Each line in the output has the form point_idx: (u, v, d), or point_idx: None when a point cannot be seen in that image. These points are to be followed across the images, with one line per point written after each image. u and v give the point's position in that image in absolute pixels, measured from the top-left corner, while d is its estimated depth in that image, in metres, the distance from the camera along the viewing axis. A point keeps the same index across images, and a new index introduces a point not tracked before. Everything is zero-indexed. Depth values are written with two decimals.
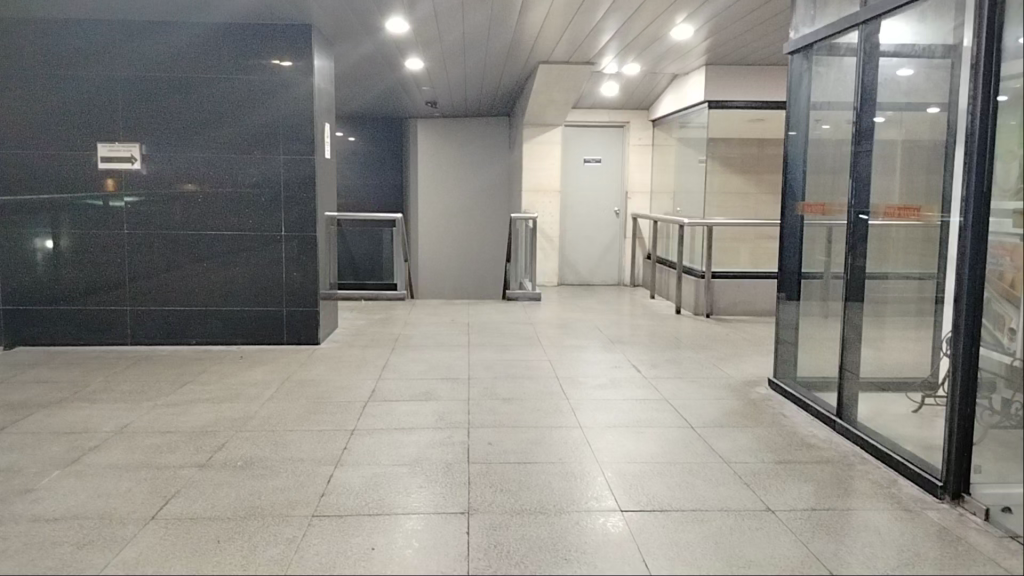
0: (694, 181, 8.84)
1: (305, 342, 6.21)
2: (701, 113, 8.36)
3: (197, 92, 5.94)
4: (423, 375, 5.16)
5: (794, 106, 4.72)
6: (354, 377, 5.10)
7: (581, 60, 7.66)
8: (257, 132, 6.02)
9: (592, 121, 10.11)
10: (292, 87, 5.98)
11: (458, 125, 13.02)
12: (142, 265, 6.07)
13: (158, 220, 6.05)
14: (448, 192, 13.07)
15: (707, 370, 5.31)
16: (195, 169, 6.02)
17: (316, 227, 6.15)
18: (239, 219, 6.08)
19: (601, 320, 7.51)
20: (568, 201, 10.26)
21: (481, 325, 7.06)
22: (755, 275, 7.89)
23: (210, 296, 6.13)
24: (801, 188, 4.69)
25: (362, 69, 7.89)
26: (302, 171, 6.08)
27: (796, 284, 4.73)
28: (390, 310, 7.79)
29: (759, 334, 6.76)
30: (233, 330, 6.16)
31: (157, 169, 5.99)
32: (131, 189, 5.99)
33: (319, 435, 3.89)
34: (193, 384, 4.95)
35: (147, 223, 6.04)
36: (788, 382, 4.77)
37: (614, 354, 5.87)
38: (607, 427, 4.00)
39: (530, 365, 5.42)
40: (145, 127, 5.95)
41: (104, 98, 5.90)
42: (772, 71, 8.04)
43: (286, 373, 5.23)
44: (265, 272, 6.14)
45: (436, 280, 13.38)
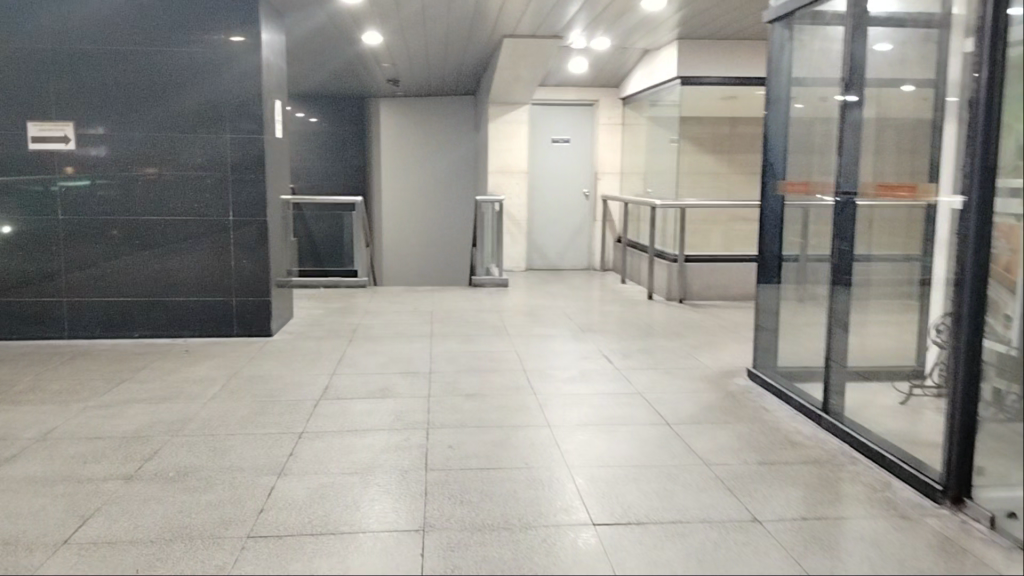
0: (665, 161, 8.57)
1: (258, 334, 5.83)
2: (673, 90, 8.07)
3: (137, 67, 5.52)
4: (382, 369, 4.84)
5: (776, 80, 4.41)
6: (306, 373, 4.75)
7: (548, 33, 7.32)
8: (202, 109, 5.62)
9: (560, 99, 9.79)
10: (238, 60, 5.58)
11: (421, 104, 12.63)
12: (81, 253, 5.64)
13: (97, 205, 5.62)
14: (413, 174, 12.70)
15: (682, 361, 5.04)
16: (142, 150, 5.61)
17: (267, 211, 5.76)
18: (183, 203, 5.68)
19: (571, 307, 7.22)
20: (536, 183, 9.94)
21: (444, 314, 6.73)
22: (729, 259, 7.64)
23: (153, 286, 5.72)
24: (782, 167, 4.42)
25: (317, 44, 7.49)
26: (250, 150, 5.68)
27: (778, 269, 4.46)
28: (349, 298, 7.44)
29: (733, 320, 6.52)
30: (179, 322, 5.76)
31: (93, 150, 5.55)
32: (76, 171, 5.57)
33: (263, 440, 3.55)
34: (131, 382, 4.56)
35: (85, 208, 5.61)
36: (767, 372, 4.51)
37: (584, 343, 5.58)
38: (577, 426, 3.71)
39: (495, 357, 5.12)
40: (80, 104, 5.51)
41: (34, 73, 5.45)
42: (745, 45, 7.76)
43: (234, 369, 4.86)
44: (213, 260, 5.75)
45: (402, 264, 13.04)
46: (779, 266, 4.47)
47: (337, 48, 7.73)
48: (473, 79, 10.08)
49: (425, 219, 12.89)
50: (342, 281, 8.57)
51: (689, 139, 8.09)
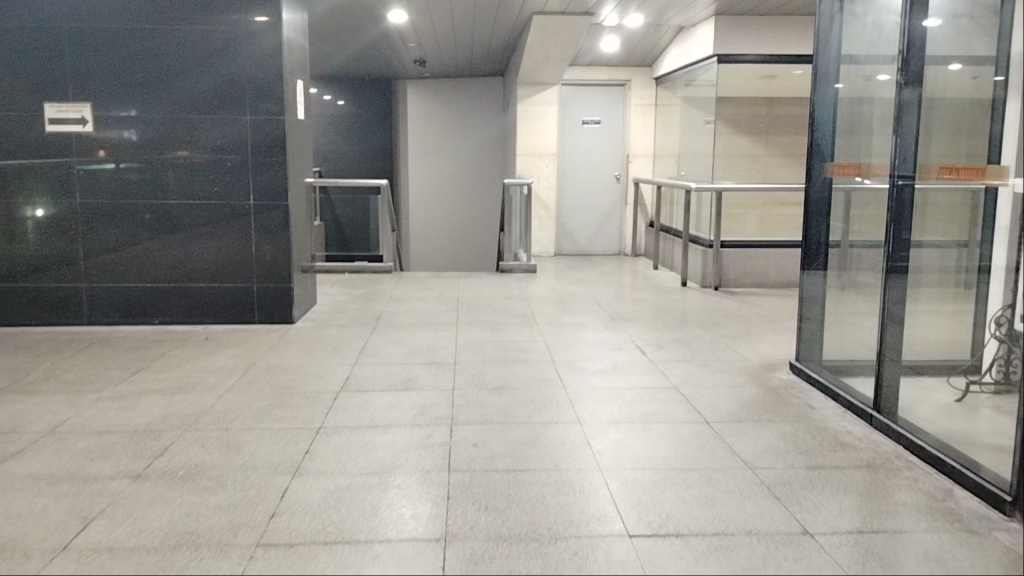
0: (700, 143, 8.28)
1: (279, 321, 5.67)
2: (709, 68, 7.76)
3: (160, 46, 5.36)
4: (405, 359, 4.65)
5: (824, 55, 4.13)
6: (327, 363, 4.58)
7: (580, 10, 7.05)
8: (222, 89, 5.44)
9: (591, 79, 9.51)
10: (258, 38, 5.39)
11: (448, 85, 12.38)
12: (102, 238, 5.51)
13: (119, 188, 5.47)
14: (441, 157, 12.49)
15: (720, 353, 4.79)
16: (178, 132, 5.46)
17: (289, 195, 5.59)
18: (203, 186, 5.52)
19: (602, 294, 6.98)
20: (565, 166, 9.68)
21: (471, 301, 6.53)
22: (768, 244, 7.34)
23: (173, 272, 5.58)
24: (831, 149, 4.14)
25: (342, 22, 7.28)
26: (271, 132, 5.50)
27: (825, 255, 4.21)
28: (374, 284, 7.27)
29: (773, 309, 6.24)
30: (199, 309, 5.62)
31: (126, 133, 5.42)
32: (122, 154, 5.44)
33: (279, 436, 3.38)
34: (148, 372, 4.42)
35: (106, 192, 5.47)
36: (811, 365, 4.26)
37: (617, 333, 5.35)
38: (610, 424, 3.49)
39: (524, 347, 4.90)
40: (101, 85, 5.36)
41: (55, 52, 5.31)
42: (785, 21, 7.42)
43: (253, 359, 4.70)
44: (234, 246, 5.58)
45: (429, 248, 12.87)
46: (825, 253, 4.22)
47: (362, 27, 7.52)
48: (501, 59, 9.83)
49: (453, 202, 12.69)
50: (368, 267, 8.40)
51: (725, 119, 7.78)
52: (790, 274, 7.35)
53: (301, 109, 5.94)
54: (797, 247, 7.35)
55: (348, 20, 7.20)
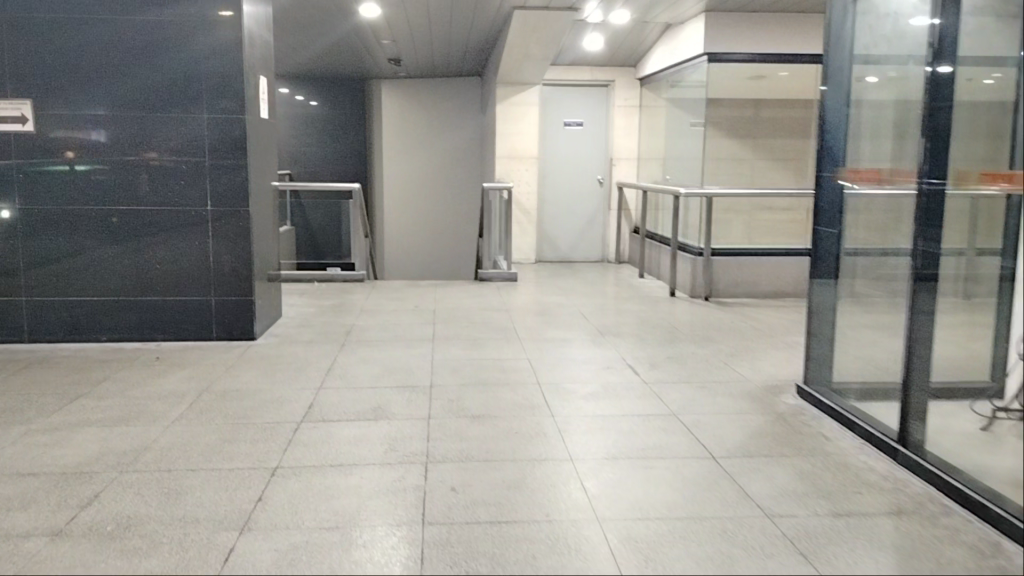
0: (687, 145, 7.93)
1: (240, 338, 5.22)
2: (698, 68, 7.42)
3: (113, 38, 4.91)
4: (375, 382, 4.23)
5: (835, 51, 3.78)
6: (289, 387, 4.15)
7: (562, 5, 6.67)
8: (176, 84, 4.98)
9: (572, 79, 9.14)
10: (215, 30, 4.95)
11: (424, 86, 11.99)
12: (49, 247, 5.04)
13: (70, 194, 5.00)
14: (416, 159, 12.09)
15: (719, 374, 4.42)
16: (138, 133, 5.00)
17: (250, 200, 5.13)
18: (156, 191, 5.05)
19: (586, 305, 6.60)
20: (546, 169, 9.30)
21: (449, 313, 6.12)
22: (760, 252, 7.00)
23: (123, 285, 5.12)
24: (844, 153, 3.76)
25: (309, 14, 6.84)
26: (229, 133, 5.04)
27: (835, 265, 3.83)
28: (345, 295, 6.83)
29: (769, 322, 5.88)
30: (152, 325, 5.16)
31: (92, 135, 4.96)
32: (91, 157, 4.98)
33: (228, 480, 2.95)
34: (88, 398, 3.97)
35: (59, 198, 5.00)
36: (821, 390, 3.90)
37: (606, 349, 4.96)
38: (606, 461, 3.11)
39: (506, 367, 4.50)
40: (50, 80, 4.90)
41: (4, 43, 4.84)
42: (777, 18, 7.08)
43: (207, 382, 4.25)
44: (189, 256, 5.13)
45: (404, 254, 12.46)
46: (836, 262, 3.83)
47: (332, 21, 7.09)
48: (479, 58, 9.43)
49: (429, 208, 12.28)
50: (338, 274, 7.82)
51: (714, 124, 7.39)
52: (783, 284, 7.01)
53: (265, 107, 5.49)
54: (791, 255, 7.02)
55: (316, 13, 6.76)
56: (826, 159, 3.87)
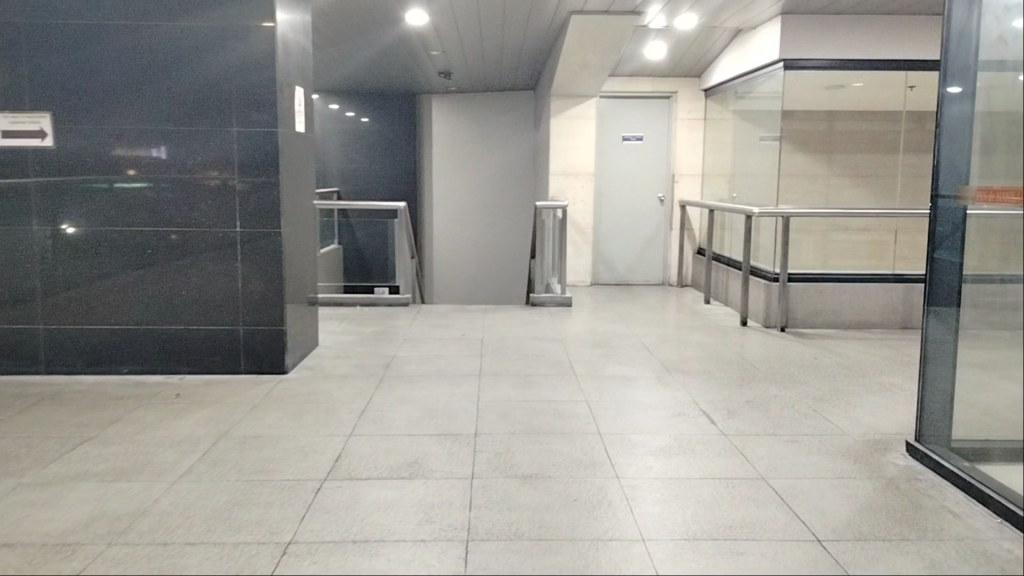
0: (758, 161, 7.33)
1: (270, 371, 4.77)
2: (772, 77, 6.83)
3: (147, 47, 4.54)
4: (414, 427, 3.74)
5: (961, 46, 3.18)
6: (317, 434, 3.67)
7: (623, 8, 6.15)
8: (204, 95, 4.58)
9: (632, 91, 8.61)
10: (246, 35, 4.54)
11: (477, 102, 11.70)
12: (76, 270, 4.67)
13: (109, 213, 4.64)
14: (467, 177, 11.80)
15: (809, 426, 3.81)
16: (170, 148, 4.61)
17: (283, 221, 4.70)
18: (183, 212, 4.66)
19: (649, 335, 6.02)
20: (603, 187, 8.76)
21: (498, 343, 5.61)
22: (841, 278, 6.35)
23: (146, 312, 4.72)
24: (966, 170, 3.14)
25: (352, 21, 6.43)
26: (260, 148, 4.62)
27: (958, 294, 3.22)
28: (388, 322, 6.38)
29: (857, 359, 5.23)
30: (177, 357, 4.75)
31: (153, 151, 4.61)
32: (155, 176, 4.63)
33: (233, 558, 2.48)
34: (94, 443, 3.55)
35: (104, 217, 4.64)
36: (938, 450, 3.30)
37: (674, 391, 4.38)
38: (685, 543, 2.56)
39: (562, 412, 3.96)
40: (87, 92, 4.55)
41: (61, 52, 4.51)
42: (859, 21, 6.45)
43: (227, 425, 3.80)
44: (217, 282, 4.71)
45: (452, 274, 12.11)
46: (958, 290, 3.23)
47: (377, 28, 6.68)
48: (533, 69, 8.96)
49: (479, 229, 11.87)
50: (382, 299, 7.32)
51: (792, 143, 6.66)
52: (868, 313, 6.35)
53: (302, 121, 5.07)
54: (875, 281, 6.36)
55: (362, 21, 6.37)
56: (946, 175, 3.26)
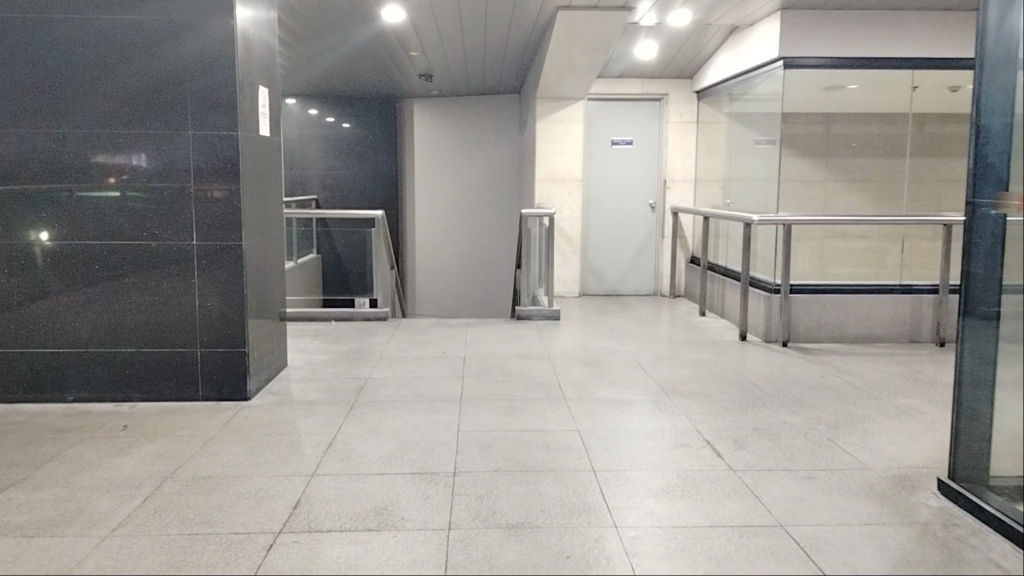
0: (754, 166, 6.98)
1: (231, 398, 4.36)
2: (769, 77, 6.47)
3: (106, 43, 4.12)
4: (385, 464, 3.34)
5: (1001, 33, 2.80)
6: (274, 474, 3.25)
7: (614, 4, 5.76)
8: (156, 94, 4.16)
9: (621, 93, 8.25)
10: (201, 29, 4.13)
11: (459, 105, 11.32)
12: (40, 285, 4.24)
13: (81, 225, 4.21)
14: (449, 183, 11.47)
15: (825, 459, 3.43)
16: (129, 154, 4.19)
17: (244, 233, 4.29)
18: (135, 224, 4.23)
19: (642, 352, 5.63)
20: (591, 193, 8.39)
21: (481, 362, 5.21)
22: (846, 289, 6.00)
23: (94, 334, 4.29)
24: (1010, 173, 2.76)
25: (323, 17, 6.02)
26: (218, 151, 4.20)
27: (999, 309, 2.83)
28: (363, 339, 5.96)
29: (867, 378, 4.86)
30: (127, 383, 4.33)
31: (133, 159, 4.19)
32: (136, 186, 4.22)
33: None
34: (19, 488, 3.12)
35: (76, 229, 4.21)
36: (976, 490, 2.93)
37: (673, 417, 4.00)
38: None
39: (551, 444, 3.57)
40: (59, 91, 4.13)
41: (34, 48, 4.10)
42: (866, 17, 6.04)
43: (174, 464, 3.37)
44: (173, 301, 4.29)
45: (435, 283, 11.76)
46: (999, 303, 2.83)
47: (350, 25, 6.27)
48: (518, 71, 8.57)
49: (460, 239, 11.50)
50: (359, 312, 6.95)
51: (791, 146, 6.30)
52: (874, 326, 6.00)
53: (267, 124, 4.66)
54: (882, 292, 6.01)
55: (333, 16, 5.97)
56: (986, 178, 2.88)
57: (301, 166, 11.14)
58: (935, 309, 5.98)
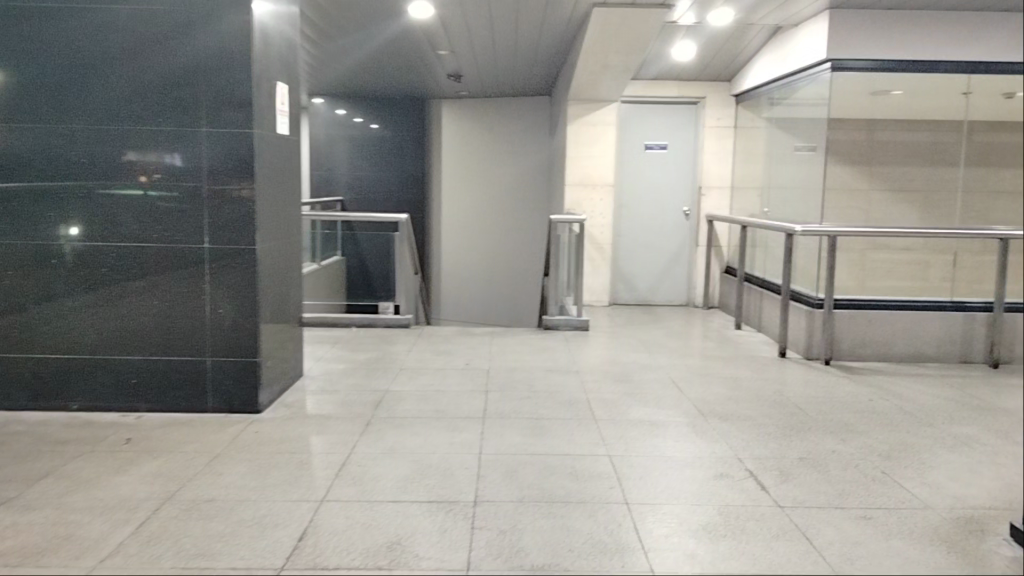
0: (794, 173, 6.67)
1: (241, 411, 4.15)
2: (814, 80, 6.16)
3: (130, 33, 3.92)
4: (400, 490, 3.09)
5: None
6: (280, 499, 3.02)
7: (651, 1, 5.47)
8: (169, 90, 3.95)
9: (656, 96, 7.97)
10: (216, 22, 3.90)
11: (487, 108, 11.13)
12: (64, 282, 4.05)
13: (108, 222, 4.02)
14: (478, 187, 11.23)
15: (881, 497, 3.12)
16: (150, 151, 3.99)
17: (258, 237, 4.07)
18: (145, 226, 4.03)
19: (676, 367, 5.35)
20: (623, 199, 8.11)
21: (506, 375, 4.96)
22: (893, 304, 5.68)
23: (100, 340, 4.09)
24: None
25: (348, 11, 5.79)
26: (233, 151, 3.99)
27: None
28: (384, 347, 5.73)
29: (918, 402, 4.54)
30: (134, 392, 4.13)
31: (167, 157, 3.99)
32: (164, 185, 4.02)
33: None
34: (9, 509, 2.92)
35: (102, 225, 4.02)
36: None
37: (711, 442, 3.72)
38: None
39: (581, 470, 3.31)
40: (89, 82, 3.94)
41: (67, 36, 3.92)
42: (925, 17, 5.65)
43: (175, 485, 3.15)
44: (183, 307, 4.09)
45: (461, 290, 11.53)
46: None
47: (375, 20, 6.03)
48: (549, 71, 8.31)
49: (487, 245, 11.28)
50: (381, 319, 6.71)
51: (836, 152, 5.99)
52: (922, 344, 5.67)
53: (285, 122, 4.43)
54: (931, 309, 5.68)
55: (358, 11, 5.75)
56: None
57: (328, 167, 10.96)
58: (988, 327, 5.63)
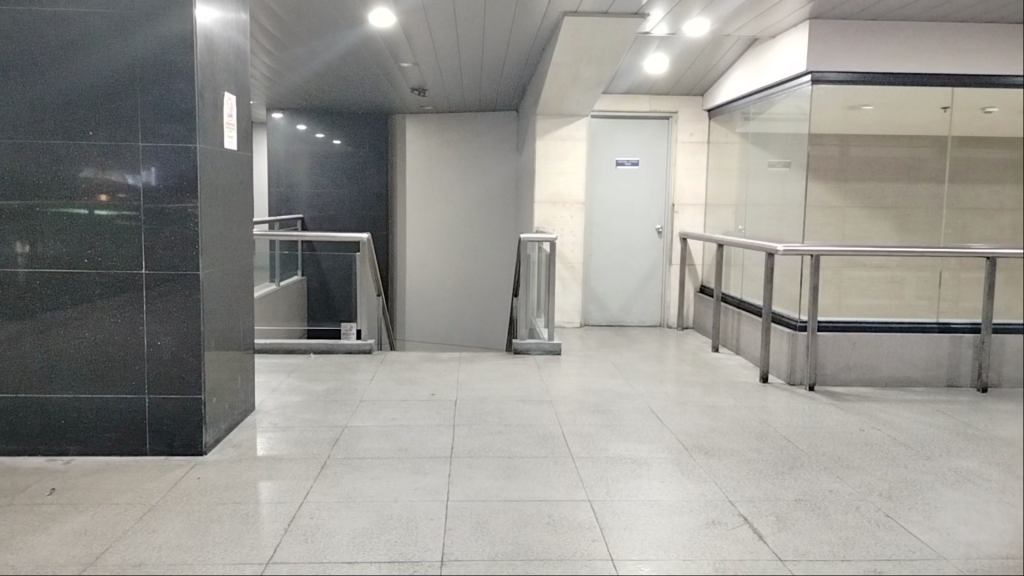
0: (768, 191, 6.47)
1: (182, 452, 3.77)
2: (792, 95, 5.97)
3: (60, 37, 3.56)
4: (356, 548, 2.74)
5: None
6: (221, 562, 2.65)
7: (625, 10, 5.20)
8: (99, 100, 3.58)
9: (628, 110, 7.76)
10: (155, 27, 3.55)
11: (456, 131, 10.87)
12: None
13: (43, 244, 3.63)
14: (447, 202, 10.94)
15: (887, 546, 2.85)
16: (81, 167, 3.61)
17: (202, 262, 3.70)
18: (76, 250, 3.64)
19: (653, 395, 5.06)
20: (594, 217, 7.85)
21: (474, 406, 4.64)
22: (877, 326, 5.49)
23: (24, 376, 3.70)
24: None
25: (304, 20, 5.47)
26: (173, 166, 3.63)
27: None
28: (343, 377, 5.37)
29: (911, 432, 4.29)
30: (62, 433, 3.73)
31: (103, 175, 3.62)
32: (99, 205, 3.64)
33: None
34: None
35: (35, 246, 3.63)
36: None
37: (697, 482, 3.43)
38: None
39: (559, 520, 2.99)
40: (16, 89, 3.57)
41: None
42: (905, 30, 5.47)
43: (101, 546, 2.77)
44: (117, 340, 3.70)
45: (425, 308, 11.16)
46: None
47: (332, 30, 5.72)
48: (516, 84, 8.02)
49: (454, 269, 11.00)
50: (340, 345, 6.33)
51: (816, 169, 5.78)
52: (908, 367, 5.47)
53: (234, 137, 4.09)
54: (916, 331, 5.49)
55: (317, 19, 5.44)
56: None
57: (288, 183, 10.56)
58: (975, 350, 5.45)
